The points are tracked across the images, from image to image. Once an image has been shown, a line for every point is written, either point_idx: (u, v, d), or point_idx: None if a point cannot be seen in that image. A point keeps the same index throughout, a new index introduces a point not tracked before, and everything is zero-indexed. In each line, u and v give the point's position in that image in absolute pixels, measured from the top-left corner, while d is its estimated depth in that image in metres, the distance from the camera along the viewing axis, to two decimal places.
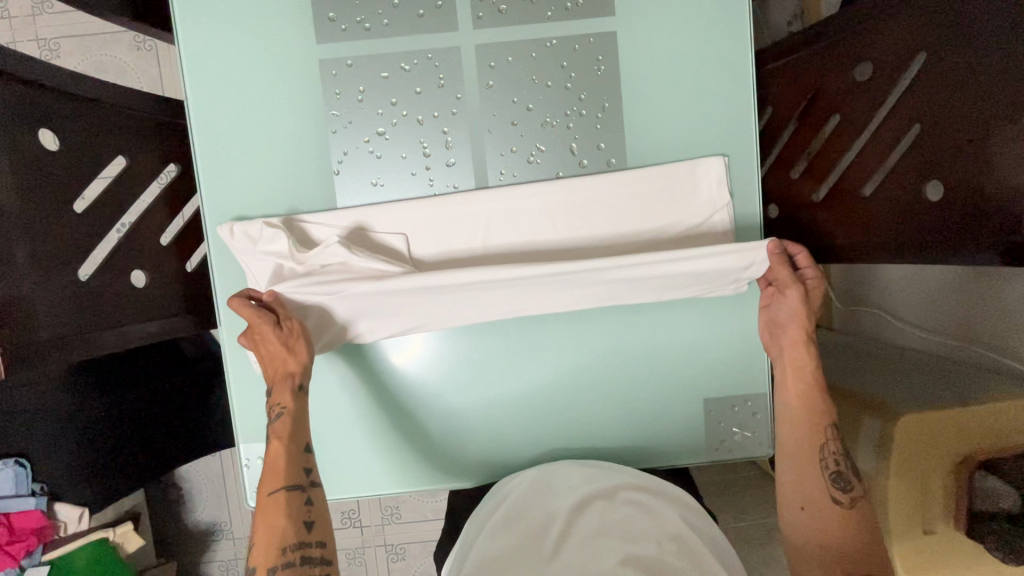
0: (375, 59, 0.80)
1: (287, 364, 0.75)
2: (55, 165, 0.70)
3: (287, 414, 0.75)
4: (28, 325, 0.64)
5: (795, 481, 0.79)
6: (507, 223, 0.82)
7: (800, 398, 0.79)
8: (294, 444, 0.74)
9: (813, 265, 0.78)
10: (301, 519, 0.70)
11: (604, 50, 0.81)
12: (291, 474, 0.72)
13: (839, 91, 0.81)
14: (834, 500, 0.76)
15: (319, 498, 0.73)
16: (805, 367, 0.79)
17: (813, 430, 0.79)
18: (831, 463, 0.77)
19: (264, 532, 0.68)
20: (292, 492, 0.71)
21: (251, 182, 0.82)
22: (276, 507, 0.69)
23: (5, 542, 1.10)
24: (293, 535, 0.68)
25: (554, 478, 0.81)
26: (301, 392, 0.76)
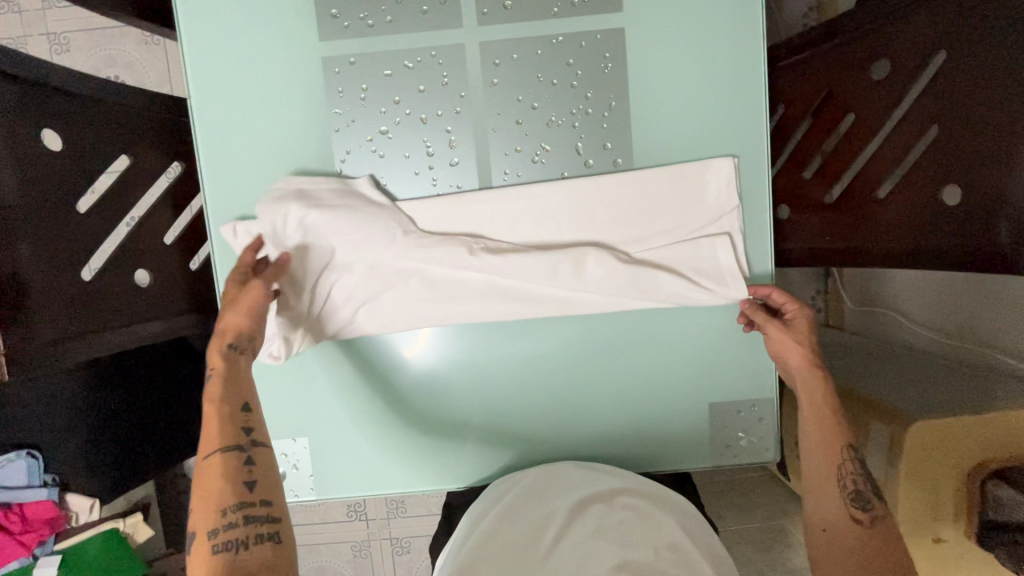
0: (378, 56, 0.79)
1: (226, 321, 0.69)
2: (59, 165, 0.69)
3: (218, 375, 0.68)
4: (33, 324, 0.65)
5: (813, 505, 0.75)
6: (512, 225, 0.81)
7: (815, 418, 0.76)
8: (229, 403, 0.67)
9: (790, 299, 0.78)
10: (241, 479, 0.63)
11: (611, 47, 0.79)
12: (224, 435, 0.64)
13: (854, 90, 0.79)
14: (855, 521, 0.71)
15: (263, 456, 0.66)
16: (816, 393, 0.76)
17: (830, 451, 0.74)
18: (849, 483, 0.73)
19: (200, 497, 0.62)
20: (229, 453, 0.64)
21: (255, 183, 0.81)
22: (211, 471, 0.63)
23: (19, 531, 1.11)
24: (233, 497, 0.62)
25: (554, 477, 0.80)
26: (233, 352, 0.69)
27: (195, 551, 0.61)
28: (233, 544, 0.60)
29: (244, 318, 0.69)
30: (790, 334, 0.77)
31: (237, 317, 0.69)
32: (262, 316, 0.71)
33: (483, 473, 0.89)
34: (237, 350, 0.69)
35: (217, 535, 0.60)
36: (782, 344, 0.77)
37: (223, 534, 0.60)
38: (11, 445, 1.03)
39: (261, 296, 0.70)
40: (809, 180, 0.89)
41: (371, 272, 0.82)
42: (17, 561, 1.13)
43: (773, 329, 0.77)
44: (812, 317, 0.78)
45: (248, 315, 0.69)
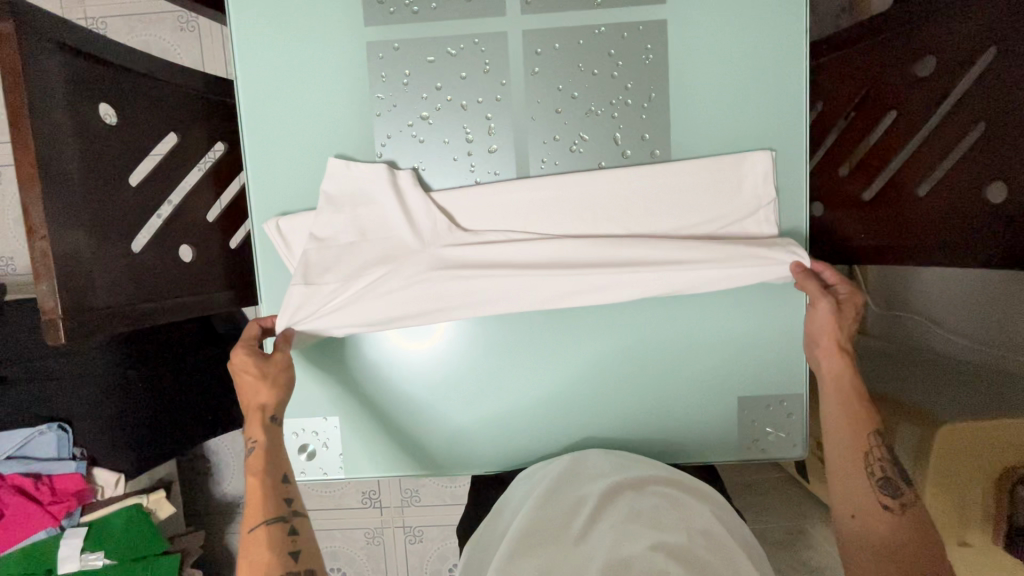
0: (421, 43, 0.80)
1: (260, 396, 0.76)
2: (114, 139, 0.71)
3: (260, 447, 0.75)
4: (89, 294, 0.65)
5: (840, 490, 0.76)
6: (550, 213, 0.82)
7: (840, 402, 0.76)
8: (272, 475, 0.74)
9: (835, 274, 0.78)
10: (284, 549, 0.69)
11: (653, 39, 0.79)
12: (269, 507, 0.71)
13: (896, 86, 0.79)
14: (884, 506, 0.72)
15: (304, 525, 0.72)
16: (844, 377, 0.76)
17: (856, 436, 0.75)
18: (877, 468, 0.74)
19: (249, 567, 0.68)
20: (273, 524, 0.70)
21: (297, 164, 0.83)
22: (258, 542, 0.69)
23: (48, 501, 1.12)
24: (279, 567, 0.68)
25: (582, 466, 0.82)
26: (272, 425, 0.76)
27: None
28: None
29: (276, 391, 0.76)
30: (836, 315, 0.76)
31: (271, 392, 0.76)
32: (286, 387, 0.78)
33: (508, 458, 0.90)
34: (274, 425, 0.76)
35: None
36: (820, 325, 0.77)
37: None
38: (43, 418, 1.07)
39: (284, 368, 0.78)
40: (845, 177, 0.89)
41: (400, 270, 0.81)
42: (43, 531, 1.14)
43: (820, 301, 0.76)
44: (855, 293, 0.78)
45: (279, 389, 0.77)
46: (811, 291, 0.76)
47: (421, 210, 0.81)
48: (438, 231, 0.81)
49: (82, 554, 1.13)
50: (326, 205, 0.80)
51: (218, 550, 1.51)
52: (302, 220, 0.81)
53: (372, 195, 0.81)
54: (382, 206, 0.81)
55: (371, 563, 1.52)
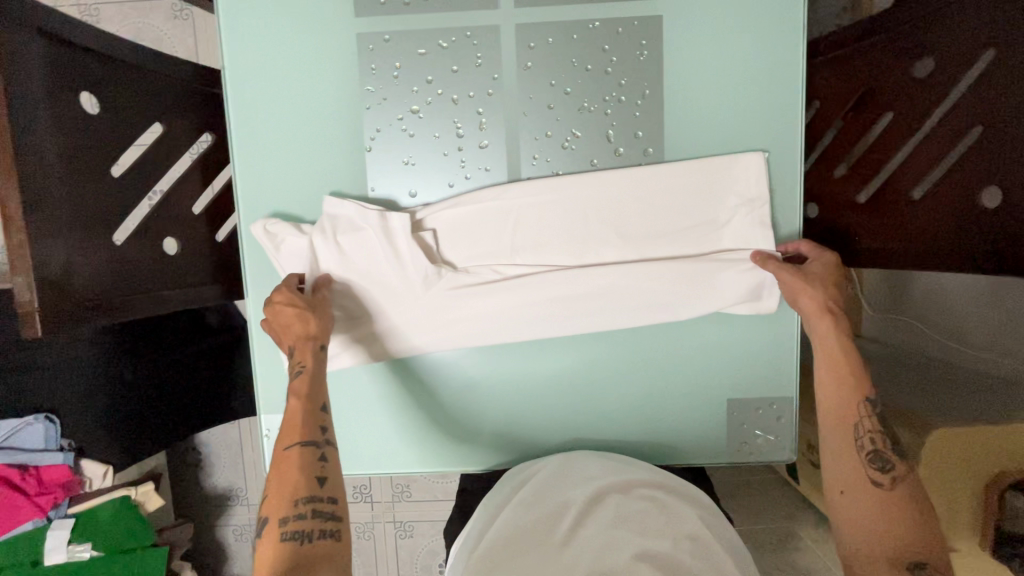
0: (412, 35, 0.79)
1: (303, 328, 0.75)
2: (96, 128, 0.69)
3: (306, 372, 0.73)
4: (70, 288, 0.64)
5: (832, 465, 0.75)
6: (538, 215, 0.80)
7: (829, 373, 0.76)
8: (312, 402, 0.72)
9: (802, 245, 0.79)
10: (313, 474, 0.67)
11: (648, 35, 0.78)
12: (306, 430, 0.69)
13: (893, 87, 0.77)
14: (874, 481, 0.72)
15: (334, 455, 0.70)
16: (828, 350, 0.75)
17: (845, 408, 0.75)
18: (867, 442, 0.73)
19: (276, 485, 0.66)
20: (306, 447, 0.68)
21: (284, 158, 0.82)
22: (290, 461, 0.67)
23: (34, 493, 1.11)
24: (305, 489, 0.65)
25: (572, 468, 0.80)
26: (321, 353, 0.75)
27: (262, 535, 0.63)
28: (298, 536, 0.62)
29: (323, 324, 0.76)
30: (808, 273, 0.76)
31: (317, 323, 0.76)
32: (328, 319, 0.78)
33: (497, 457, 0.89)
34: (319, 353, 0.75)
35: (287, 524, 0.63)
36: (796, 286, 0.76)
37: (291, 524, 0.63)
38: (30, 409, 1.06)
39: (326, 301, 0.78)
40: (840, 179, 0.88)
41: (407, 311, 0.82)
42: (30, 523, 1.12)
43: (789, 276, 0.76)
44: (830, 257, 0.77)
45: (322, 322, 0.76)
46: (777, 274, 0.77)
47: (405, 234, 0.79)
48: (427, 280, 0.81)
49: (68, 546, 1.12)
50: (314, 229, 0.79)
51: (207, 542, 1.51)
52: (297, 246, 0.80)
53: (361, 222, 0.80)
54: (369, 228, 0.79)
55: (360, 558, 1.51)
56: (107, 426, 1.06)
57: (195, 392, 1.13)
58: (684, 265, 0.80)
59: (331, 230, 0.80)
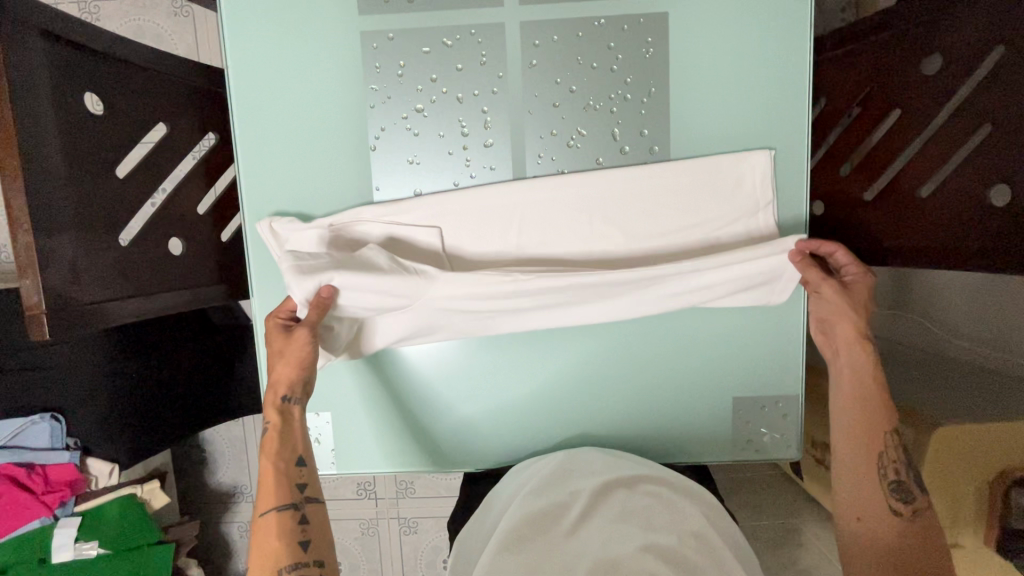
0: (417, 33, 0.78)
1: (277, 376, 0.73)
2: (99, 129, 0.69)
3: (274, 431, 0.72)
4: (74, 286, 0.64)
5: (849, 491, 0.76)
6: (543, 214, 0.80)
7: (857, 397, 0.76)
8: (285, 461, 0.72)
9: (852, 261, 0.76)
10: (295, 538, 0.67)
11: (654, 32, 0.77)
12: (281, 494, 0.69)
13: (901, 84, 0.77)
14: (894, 512, 0.73)
15: (315, 514, 0.70)
16: (863, 373, 0.76)
17: (872, 436, 0.75)
18: (890, 471, 0.75)
19: (259, 556, 0.66)
20: (284, 512, 0.68)
21: (288, 158, 0.82)
22: (269, 529, 0.67)
23: (41, 491, 1.10)
24: (288, 557, 0.66)
25: (577, 463, 0.81)
26: (288, 408, 0.73)
27: None
28: None
29: (292, 370, 0.73)
30: (847, 300, 0.75)
31: (288, 370, 0.73)
32: (305, 361, 0.73)
33: (502, 454, 0.90)
34: (289, 404, 0.74)
35: None
36: (840, 309, 0.76)
37: None
38: (37, 408, 1.06)
39: (305, 345, 0.73)
40: (847, 176, 0.87)
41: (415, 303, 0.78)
42: (36, 522, 1.11)
43: (825, 284, 0.75)
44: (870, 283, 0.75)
45: (295, 365, 0.73)
46: (816, 281, 0.76)
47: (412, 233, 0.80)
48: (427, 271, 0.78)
49: (75, 542, 1.13)
50: (332, 237, 0.79)
51: (213, 539, 1.52)
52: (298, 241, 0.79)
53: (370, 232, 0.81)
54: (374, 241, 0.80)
55: (366, 554, 1.52)
56: (109, 425, 1.06)
57: (197, 391, 1.13)
58: (688, 267, 0.77)
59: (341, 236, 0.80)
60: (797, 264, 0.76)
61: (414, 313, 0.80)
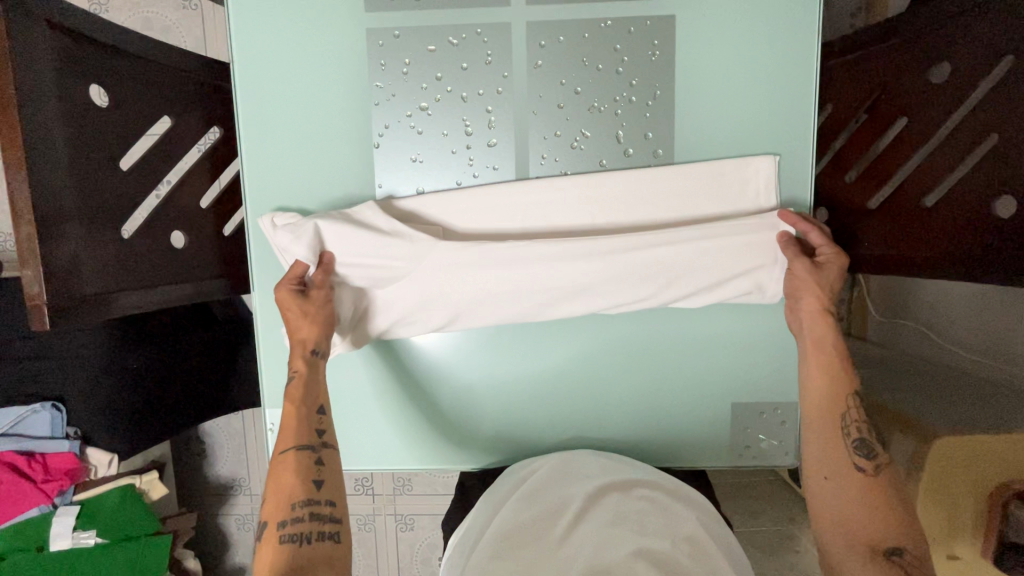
0: (422, 31, 0.78)
1: (298, 331, 0.75)
2: (104, 121, 0.69)
3: (299, 378, 0.74)
4: (75, 277, 0.64)
5: (814, 450, 0.74)
6: (546, 215, 0.80)
7: (818, 360, 0.75)
8: (307, 405, 0.73)
9: (827, 241, 0.75)
10: (311, 477, 0.68)
11: (660, 35, 0.77)
12: (302, 433, 0.71)
13: (908, 92, 0.76)
14: (856, 468, 0.71)
15: (331, 457, 0.71)
16: (825, 339, 0.76)
17: (835, 397, 0.74)
18: (853, 429, 0.73)
19: (274, 490, 0.66)
20: (303, 450, 0.70)
21: (292, 154, 0.82)
22: (287, 466, 0.68)
23: (40, 480, 1.09)
24: (303, 492, 0.66)
25: (572, 466, 0.81)
26: (314, 359, 0.75)
27: (261, 542, 0.64)
28: (299, 538, 0.63)
29: (316, 327, 0.75)
30: (814, 275, 0.75)
31: (310, 329, 0.75)
32: (323, 319, 0.76)
33: (499, 454, 0.90)
34: (316, 357, 0.76)
35: (287, 526, 0.64)
36: (801, 284, 0.76)
37: (291, 527, 0.64)
38: (37, 396, 1.07)
39: (324, 302, 0.76)
40: (852, 184, 0.87)
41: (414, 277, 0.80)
42: (36, 509, 1.12)
43: (795, 264, 0.75)
44: (840, 256, 0.75)
45: (315, 325, 0.75)
46: (789, 260, 0.76)
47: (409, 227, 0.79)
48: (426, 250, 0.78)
49: (73, 532, 1.13)
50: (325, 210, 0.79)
51: (210, 531, 1.52)
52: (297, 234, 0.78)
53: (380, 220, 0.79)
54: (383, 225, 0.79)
55: (362, 550, 1.53)
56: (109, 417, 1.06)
57: (198, 384, 1.13)
58: (686, 271, 0.79)
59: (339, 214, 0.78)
60: (780, 245, 0.77)
61: (415, 287, 0.81)
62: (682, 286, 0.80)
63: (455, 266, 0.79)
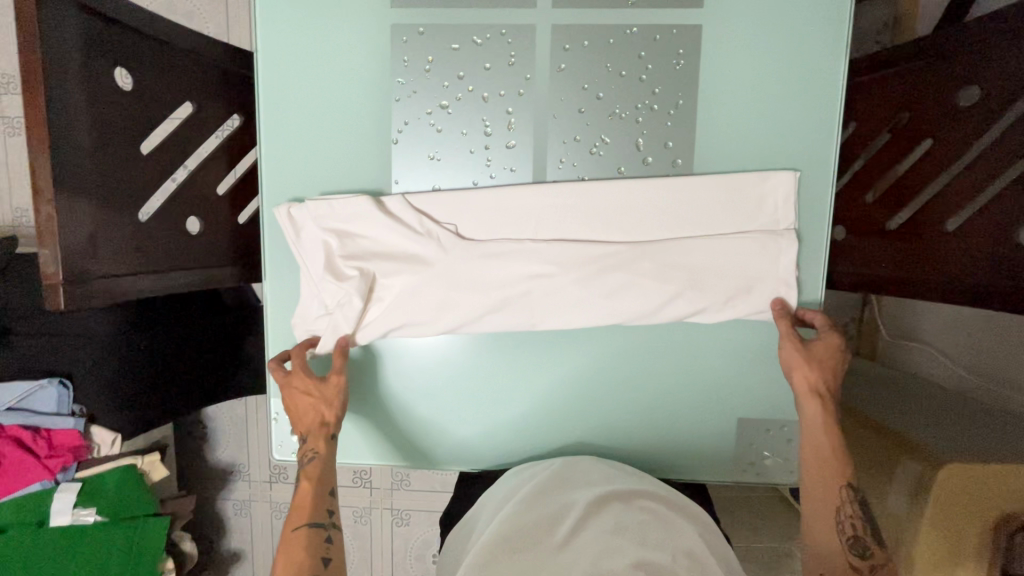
0: (447, 29, 0.78)
1: (319, 415, 0.79)
2: (128, 105, 0.70)
3: (319, 458, 0.79)
4: (92, 259, 0.65)
5: (812, 546, 0.74)
6: (561, 220, 0.80)
7: (811, 451, 0.75)
8: (322, 486, 0.77)
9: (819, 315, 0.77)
10: (318, 554, 0.72)
11: (686, 44, 0.76)
12: (316, 510, 0.74)
13: (935, 114, 0.76)
14: (852, 568, 0.70)
15: (338, 537, 0.75)
16: (815, 435, 0.75)
17: (828, 492, 0.74)
18: (847, 527, 0.72)
19: (284, 565, 0.70)
20: (314, 528, 0.73)
21: (310, 146, 0.82)
22: (299, 541, 0.72)
23: (44, 455, 1.11)
24: (310, 570, 0.70)
25: (573, 472, 0.80)
26: (332, 440, 0.79)
27: None
28: None
29: (335, 409, 0.80)
30: (805, 360, 0.75)
31: (330, 410, 0.79)
32: (338, 402, 0.80)
33: (500, 456, 0.90)
34: (331, 439, 0.79)
35: None
36: (792, 368, 0.76)
37: None
38: (45, 373, 1.07)
39: (339, 386, 0.80)
40: (872, 203, 0.86)
41: (428, 273, 0.81)
42: (37, 484, 1.13)
43: (787, 345, 0.77)
44: (836, 341, 0.75)
45: (335, 408, 0.80)
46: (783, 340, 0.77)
47: (421, 222, 0.80)
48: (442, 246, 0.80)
49: (73, 509, 1.13)
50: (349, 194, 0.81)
51: (208, 514, 1.53)
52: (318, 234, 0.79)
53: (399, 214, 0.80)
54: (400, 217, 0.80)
55: (356, 542, 1.53)
56: (112, 397, 1.07)
57: (204, 367, 1.15)
58: (696, 284, 0.79)
59: (358, 208, 0.79)
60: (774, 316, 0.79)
61: (432, 282, 0.81)
62: (693, 298, 0.79)
63: (471, 263, 0.81)
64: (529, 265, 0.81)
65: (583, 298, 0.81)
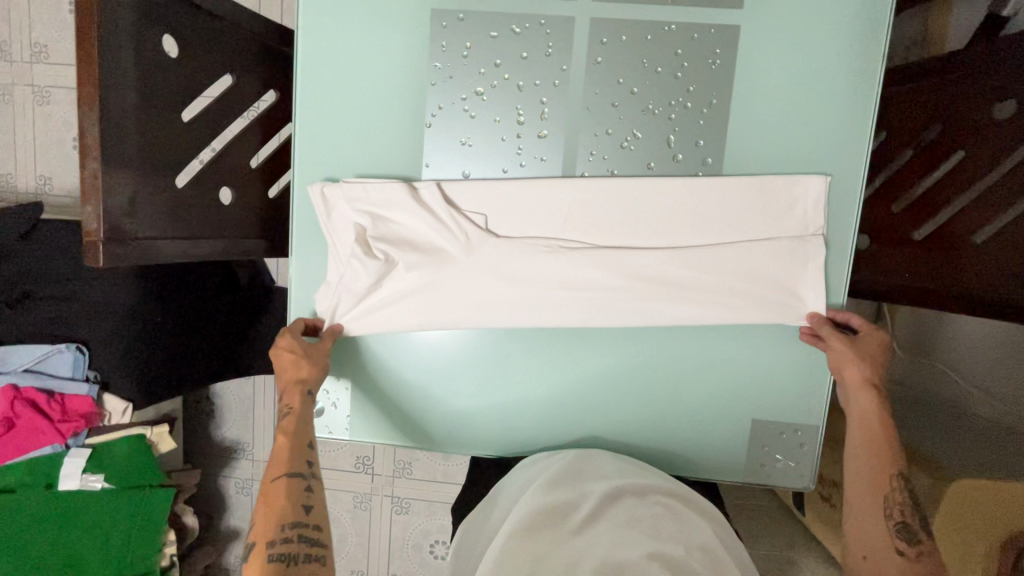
0: (487, 17, 0.79)
1: (298, 372, 0.78)
2: (174, 73, 0.71)
3: (293, 413, 0.76)
4: (130, 220, 0.66)
5: (854, 530, 0.73)
6: (589, 212, 0.80)
7: (862, 435, 0.75)
8: (299, 438, 0.75)
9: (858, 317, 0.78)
10: (300, 501, 0.69)
11: (722, 44, 0.77)
12: (294, 461, 0.72)
13: (968, 127, 0.76)
14: (898, 551, 0.70)
15: (319, 486, 0.73)
16: (868, 419, 0.75)
17: (878, 477, 0.73)
18: (896, 512, 0.72)
19: (263, 513, 0.68)
20: (293, 477, 0.71)
21: (345, 125, 0.83)
22: (277, 491, 0.69)
23: (56, 419, 1.11)
24: (292, 516, 0.68)
25: (587, 465, 0.81)
26: (309, 396, 0.78)
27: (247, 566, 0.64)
28: (287, 559, 0.64)
29: (317, 370, 0.79)
30: (856, 350, 0.76)
31: (311, 369, 0.79)
32: (321, 363, 0.80)
33: (512, 444, 0.90)
34: (309, 395, 0.78)
35: (274, 547, 0.65)
36: (843, 358, 0.76)
37: (279, 547, 0.65)
38: (63, 338, 1.08)
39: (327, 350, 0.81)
40: (899, 214, 0.86)
41: (452, 264, 0.81)
42: (49, 447, 1.14)
43: (834, 342, 0.77)
44: (883, 338, 0.77)
45: (316, 367, 0.79)
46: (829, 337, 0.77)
47: (448, 213, 0.80)
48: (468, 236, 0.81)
49: (82, 474, 1.15)
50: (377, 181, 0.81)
51: (211, 489, 1.54)
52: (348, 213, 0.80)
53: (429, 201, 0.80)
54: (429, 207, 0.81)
55: (355, 527, 1.54)
56: (127, 366, 1.08)
57: (218, 342, 1.16)
58: (719, 283, 0.79)
59: (387, 197, 0.80)
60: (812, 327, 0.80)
61: (457, 273, 0.82)
62: (716, 297, 0.80)
63: (497, 249, 0.81)
64: (554, 254, 0.81)
65: (606, 291, 0.81)
